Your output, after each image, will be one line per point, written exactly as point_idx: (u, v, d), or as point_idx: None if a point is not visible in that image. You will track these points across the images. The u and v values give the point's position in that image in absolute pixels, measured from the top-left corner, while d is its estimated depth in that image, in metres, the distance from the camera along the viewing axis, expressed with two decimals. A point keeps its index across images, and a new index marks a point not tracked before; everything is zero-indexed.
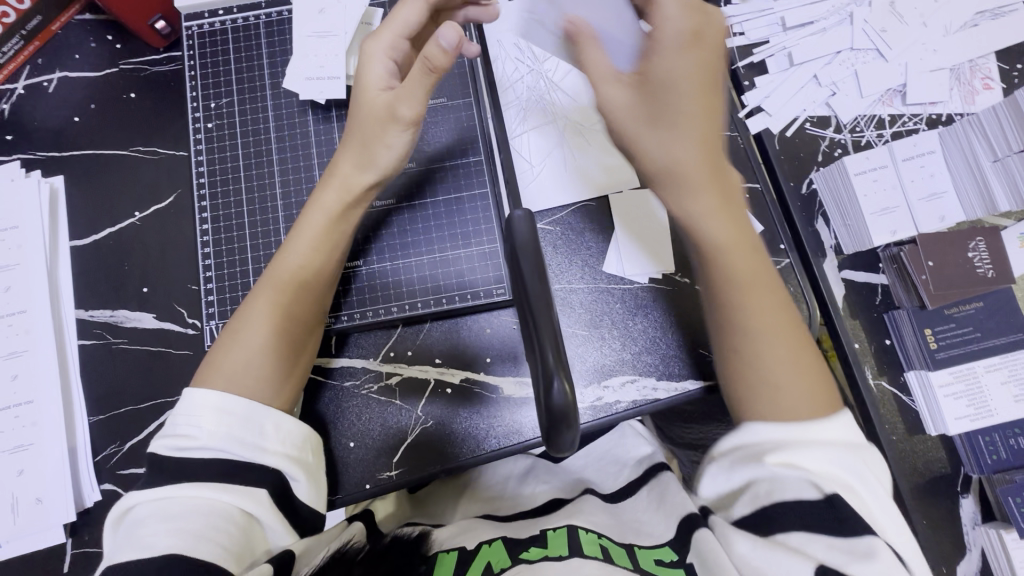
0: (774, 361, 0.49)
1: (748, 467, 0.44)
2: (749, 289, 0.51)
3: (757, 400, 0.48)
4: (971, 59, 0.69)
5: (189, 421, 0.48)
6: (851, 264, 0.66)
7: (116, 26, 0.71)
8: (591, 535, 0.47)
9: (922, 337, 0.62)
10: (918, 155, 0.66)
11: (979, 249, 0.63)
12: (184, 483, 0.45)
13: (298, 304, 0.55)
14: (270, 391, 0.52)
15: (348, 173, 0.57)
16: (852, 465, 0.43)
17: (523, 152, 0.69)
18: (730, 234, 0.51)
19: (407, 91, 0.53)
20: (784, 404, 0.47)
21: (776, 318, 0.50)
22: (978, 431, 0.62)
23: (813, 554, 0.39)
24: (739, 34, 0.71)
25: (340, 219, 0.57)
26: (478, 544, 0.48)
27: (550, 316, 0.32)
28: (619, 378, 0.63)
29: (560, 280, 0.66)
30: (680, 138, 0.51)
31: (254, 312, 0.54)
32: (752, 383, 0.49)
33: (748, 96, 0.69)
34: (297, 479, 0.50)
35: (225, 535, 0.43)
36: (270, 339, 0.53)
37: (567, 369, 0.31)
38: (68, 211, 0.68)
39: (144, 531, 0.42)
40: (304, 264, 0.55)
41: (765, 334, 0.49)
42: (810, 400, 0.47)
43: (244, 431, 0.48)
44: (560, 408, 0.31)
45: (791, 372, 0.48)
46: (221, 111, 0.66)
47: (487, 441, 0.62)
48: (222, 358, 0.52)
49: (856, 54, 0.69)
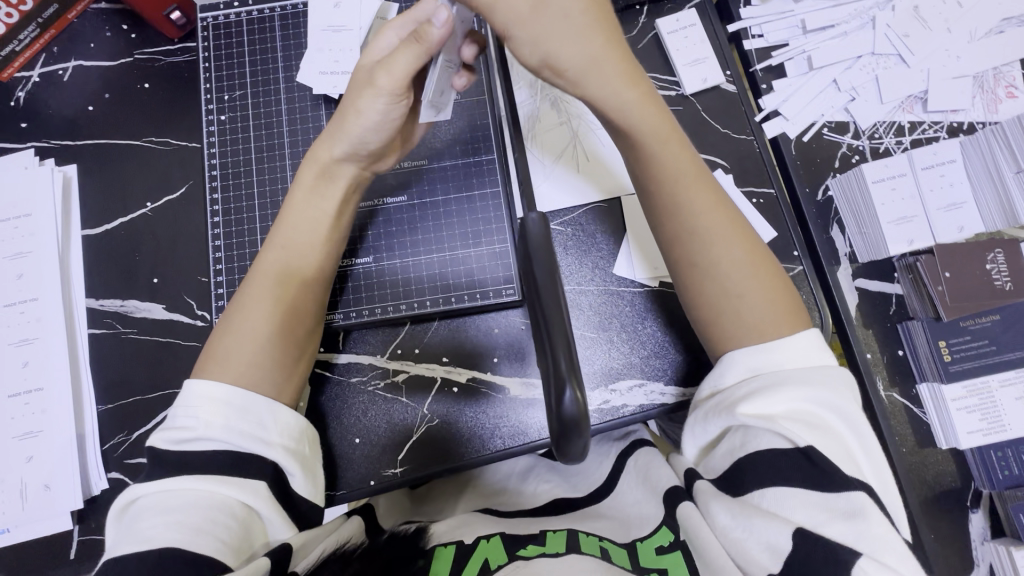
0: (733, 281, 0.52)
1: (720, 419, 0.47)
2: (708, 206, 0.53)
3: (730, 333, 0.51)
4: (994, 67, 0.67)
5: (186, 412, 0.48)
6: (865, 273, 0.65)
7: (132, 16, 0.72)
8: (591, 538, 0.46)
9: (936, 350, 0.61)
10: (939, 163, 0.65)
11: (998, 262, 0.62)
12: (184, 476, 0.45)
13: (283, 282, 0.54)
14: (251, 368, 0.51)
15: (320, 154, 0.55)
16: (824, 401, 0.46)
17: (536, 151, 0.69)
18: (659, 127, 0.52)
19: (391, 60, 0.49)
20: (749, 316, 0.51)
21: (726, 237, 0.53)
22: (990, 446, 0.61)
23: (793, 518, 0.41)
24: (758, 36, 0.70)
25: (320, 198, 0.56)
26: (476, 539, 0.48)
27: (564, 324, 0.32)
28: (626, 382, 0.63)
29: (569, 282, 0.65)
30: (616, 80, 0.51)
31: (243, 292, 0.54)
32: (723, 306, 0.52)
33: (765, 100, 0.69)
34: (293, 473, 0.49)
35: (224, 529, 0.43)
36: (258, 302, 0.53)
37: (581, 379, 0.30)
38: (81, 200, 0.69)
39: (145, 524, 0.42)
40: (290, 231, 0.56)
41: (717, 240, 0.52)
42: (778, 317, 0.51)
43: (243, 423, 0.48)
44: (572, 418, 0.30)
45: (749, 287, 0.52)
46: (235, 103, 0.66)
47: (491, 441, 0.62)
48: (215, 341, 0.52)
49: (878, 59, 0.68)
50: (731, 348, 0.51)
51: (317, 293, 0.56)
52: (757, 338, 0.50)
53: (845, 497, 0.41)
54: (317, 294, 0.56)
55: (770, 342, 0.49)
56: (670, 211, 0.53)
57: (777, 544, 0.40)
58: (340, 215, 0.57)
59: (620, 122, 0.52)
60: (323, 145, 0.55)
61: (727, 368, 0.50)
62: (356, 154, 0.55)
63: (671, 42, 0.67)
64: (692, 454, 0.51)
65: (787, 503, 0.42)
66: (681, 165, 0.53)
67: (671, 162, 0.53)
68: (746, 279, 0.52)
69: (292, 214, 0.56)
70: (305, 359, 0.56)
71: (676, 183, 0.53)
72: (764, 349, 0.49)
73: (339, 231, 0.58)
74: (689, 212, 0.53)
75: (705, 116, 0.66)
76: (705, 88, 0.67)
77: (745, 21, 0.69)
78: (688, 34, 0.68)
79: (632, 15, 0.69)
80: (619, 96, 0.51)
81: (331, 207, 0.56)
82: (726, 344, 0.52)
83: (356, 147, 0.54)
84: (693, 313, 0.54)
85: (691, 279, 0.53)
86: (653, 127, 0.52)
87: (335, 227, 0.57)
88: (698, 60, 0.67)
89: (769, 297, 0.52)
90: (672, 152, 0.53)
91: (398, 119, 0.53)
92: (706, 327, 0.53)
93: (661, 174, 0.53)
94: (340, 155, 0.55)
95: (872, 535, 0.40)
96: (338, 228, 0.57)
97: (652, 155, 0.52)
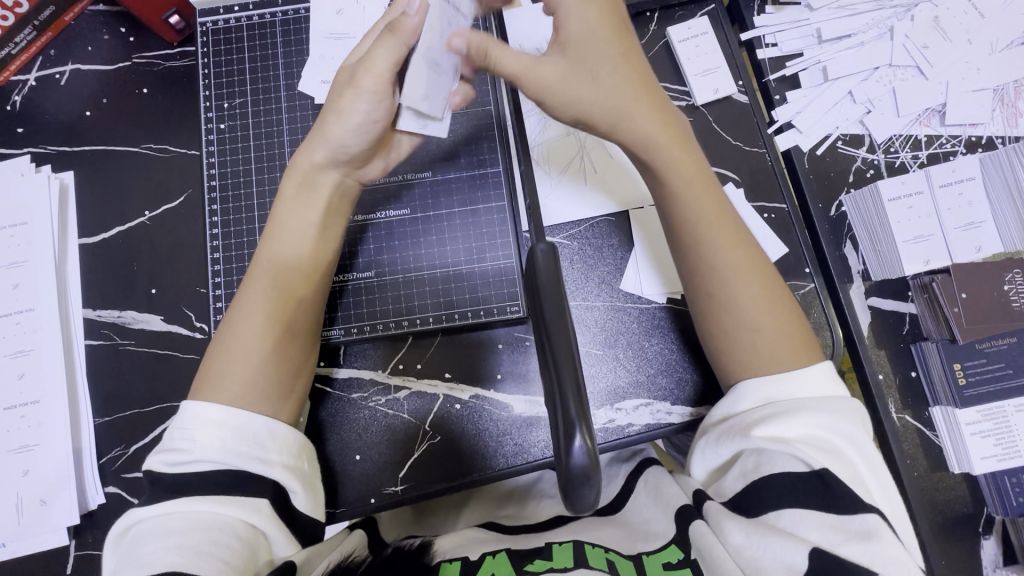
0: (751, 316, 0.50)
1: (735, 440, 0.46)
2: (725, 236, 0.51)
3: (744, 365, 0.50)
4: (1016, 80, 0.65)
5: (183, 434, 0.46)
6: (878, 291, 0.63)
7: (130, 19, 0.70)
8: (598, 549, 0.44)
9: (951, 373, 0.59)
10: (956, 180, 0.63)
11: (1016, 282, 0.60)
12: (184, 498, 0.44)
13: (279, 300, 0.53)
14: (248, 392, 0.49)
15: (300, 165, 0.54)
16: (838, 429, 0.44)
17: (542, 162, 0.67)
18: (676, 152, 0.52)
19: (370, 58, 0.49)
20: (764, 354, 0.49)
21: (746, 272, 0.51)
22: (1004, 472, 0.59)
23: (808, 538, 0.40)
24: (772, 45, 0.68)
25: (309, 210, 0.54)
26: (482, 554, 0.46)
27: (573, 354, 0.31)
28: (632, 401, 0.61)
29: (576, 297, 0.64)
30: (640, 111, 0.51)
31: (235, 309, 0.53)
32: (739, 334, 0.51)
33: (779, 112, 0.67)
34: (294, 490, 0.48)
35: (227, 550, 0.42)
36: (254, 325, 0.51)
37: (590, 424, 0.29)
38: (78, 208, 0.67)
39: (145, 548, 0.41)
40: (296, 247, 0.54)
41: (733, 271, 0.51)
42: (790, 349, 0.49)
43: (241, 443, 0.47)
44: (581, 467, 0.28)
45: (765, 321, 0.50)
46: (234, 111, 0.64)
47: (495, 459, 0.61)
48: (208, 365, 0.51)
49: (895, 70, 0.66)
50: (743, 375, 0.50)
51: (308, 307, 0.55)
52: (769, 368, 0.49)
53: (858, 518, 0.40)
54: (309, 308, 0.55)
55: (782, 372, 0.48)
56: (688, 238, 0.52)
57: (793, 564, 0.38)
58: (326, 228, 0.55)
59: (647, 154, 0.52)
60: (301, 157, 0.54)
61: (743, 395, 0.48)
62: (335, 157, 0.53)
63: (683, 51, 0.65)
64: (701, 475, 0.50)
65: (802, 525, 0.41)
66: (703, 202, 0.52)
67: (698, 203, 0.52)
68: (763, 314, 0.50)
69: (283, 228, 0.54)
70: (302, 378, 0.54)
71: (696, 219, 0.52)
72: (777, 377, 0.48)
73: (325, 245, 0.56)
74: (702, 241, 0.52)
75: (716, 128, 0.64)
76: (717, 99, 0.65)
77: (758, 29, 0.67)
78: (700, 42, 0.66)
79: (643, 23, 0.67)
80: (640, 128, 0.51)
81: (316, 218, 0.54)
82: (738, 373, 0.50)
83: (335, 153, 0.53)
84: (707, 342, 0.53)
85: (711, 309, 0.52)
86: (676, 164, 0.51)
87: (320, 241, 0.55)
88: (709, 70, 0.65)
89: (783, 332, 0.50)
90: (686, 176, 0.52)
91: (381, 120, 0.51)
92: (721, 356, 0.52)
93: (684, 205, 0.52)
94: (322, 163, 0.53)
95: (887, 557, 0.38)
96: (325, 243, 0.55)
97: (677, 188, 0.52)
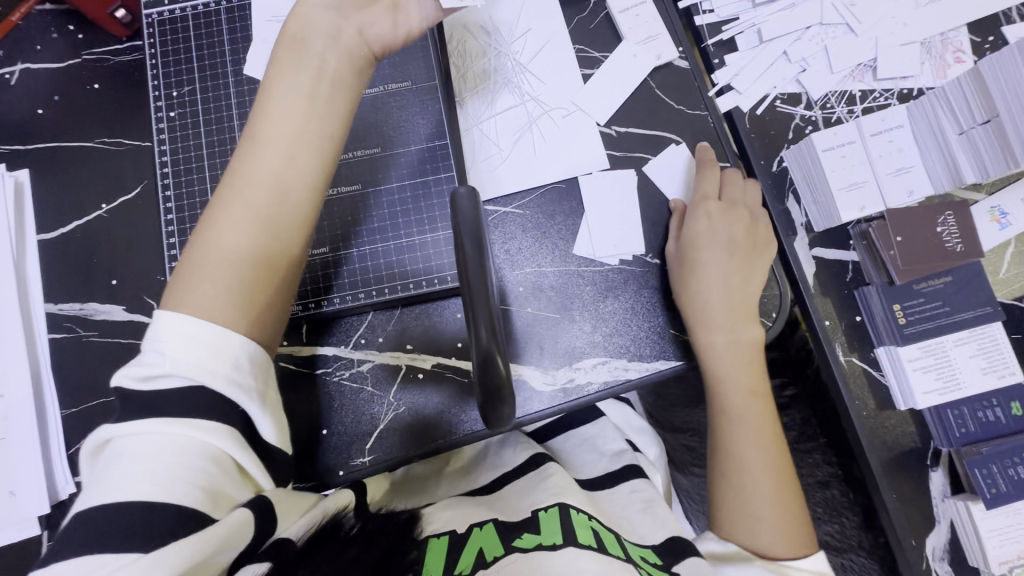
0: (757, 501, 0.58)
1: (740, 564, 0.55)
2: (754, 425, 0.61)
3: (740, 529, 0.58)
4: (941, 33, 0.68)
5: (154, 347, 0.42)
6: (821, 242, 0.66)
7: (77, 16, 0.71)
8: (582, 517, 0.49)
9: (890, 313, 0.62)
10: (886, 129, 0.66)
11: (949, 224, 0.63)
12: (153, 418, 0.40)
13: (263, 191, 0.48)
14: (221, 297, 0.45)
15: (293, 20, 0.53)
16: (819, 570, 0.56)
17: (489, 134, 0.68)
18: (743, 336, 0.61)
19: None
20: (757, 529, 0.57)
21: (768, 467, 0.59)
22: (947, 405, 0.62)
23: None
24: (709, 12, 0.71)
25: (312, 84, 0.51)
26: (468, 528, 0.48)
27: (488, 306, 0.32)
28: (589, 360, 0.63)
29: (529, 263, 0.65)
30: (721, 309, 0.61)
31: (223, 180, 0.49)
32: (739, 509, 0.58)
33: (718, 75, 0.70)
34: (261, 420, 0.44)
35: (203, 475, 0.40)
36: (238, 215, 0.47)
37: (502, 348, 0.32)
38: (35, 206, 0.68)
39: (113, 471, 0.39)
40: (288, 112, 0.50)
41: (755, 460, 0.59)
42: (784, 539, 0.57)
43: (214, 360, 0.42)
44: (495, 383, 0.32)
45: (771, 513, 0.57)
46: (183, 99, 0.66)
47: (460, 424, 0.63)
48: (188, 249, 0.48)
49: (826, 29, 0.69)
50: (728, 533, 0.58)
51: (301, 180, 0.50)
52: (750, 539, 0.57)
53: None
54: (302, 176, 0.50)
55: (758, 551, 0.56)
56: (725, 413, 0.61)
57: None
58: (322, 90, 0.52)
59: (702, 328, 0.61)
60: (296, 19, 0.53)
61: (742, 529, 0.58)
62: None
63: (623, 20, 0.70)
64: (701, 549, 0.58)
65: None
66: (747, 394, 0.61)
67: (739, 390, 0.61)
68: (768, 505, 0.58)
69: (286, 101, 0.50)
70: (283, 292, 0.50)
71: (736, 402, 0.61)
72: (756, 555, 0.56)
73: (322, 106, 0.51)
74: (736, 422, 0.61)
75: (659, 93, 0.69)
76: (661, 65, 0.69)
77: None
78: (639, 12, 0.70)
79: None
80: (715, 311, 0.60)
81: (309, 86, 0.51)
82: (727, 523, 0.59)
83: None
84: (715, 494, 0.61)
85: (723, 476, 0.60)
86: (734, 358, 0.61)
87: (315, 101, 0.51)
88: (650, 37, 0.69)
89: (781, 524, 0.57)
90: (739, 369, 0.61)
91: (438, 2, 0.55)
92: (719, 517, 0.60)
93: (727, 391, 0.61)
94: (328, 10, 0.53)
95: None
96: (321, 103, 0.51)
97: (727, 385, 0.61)
